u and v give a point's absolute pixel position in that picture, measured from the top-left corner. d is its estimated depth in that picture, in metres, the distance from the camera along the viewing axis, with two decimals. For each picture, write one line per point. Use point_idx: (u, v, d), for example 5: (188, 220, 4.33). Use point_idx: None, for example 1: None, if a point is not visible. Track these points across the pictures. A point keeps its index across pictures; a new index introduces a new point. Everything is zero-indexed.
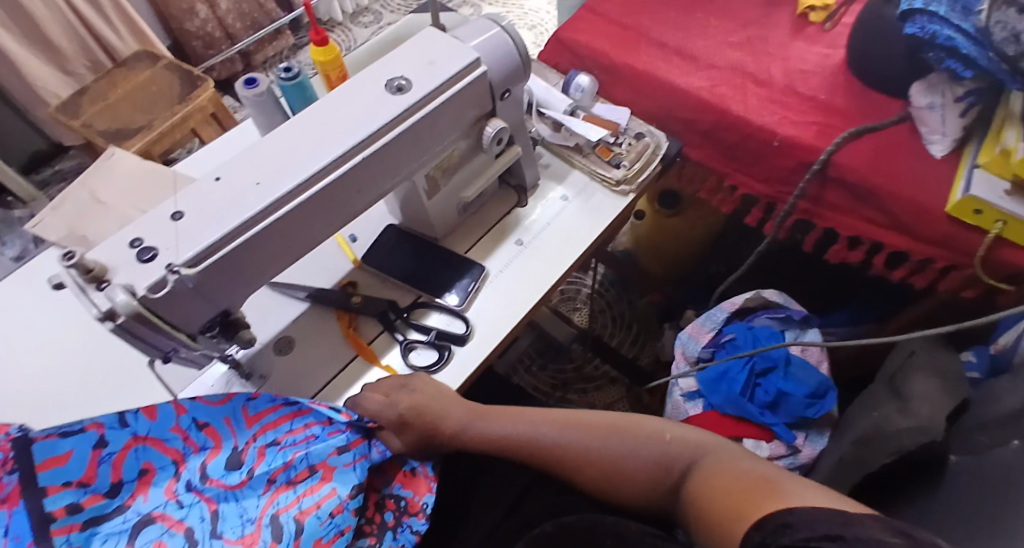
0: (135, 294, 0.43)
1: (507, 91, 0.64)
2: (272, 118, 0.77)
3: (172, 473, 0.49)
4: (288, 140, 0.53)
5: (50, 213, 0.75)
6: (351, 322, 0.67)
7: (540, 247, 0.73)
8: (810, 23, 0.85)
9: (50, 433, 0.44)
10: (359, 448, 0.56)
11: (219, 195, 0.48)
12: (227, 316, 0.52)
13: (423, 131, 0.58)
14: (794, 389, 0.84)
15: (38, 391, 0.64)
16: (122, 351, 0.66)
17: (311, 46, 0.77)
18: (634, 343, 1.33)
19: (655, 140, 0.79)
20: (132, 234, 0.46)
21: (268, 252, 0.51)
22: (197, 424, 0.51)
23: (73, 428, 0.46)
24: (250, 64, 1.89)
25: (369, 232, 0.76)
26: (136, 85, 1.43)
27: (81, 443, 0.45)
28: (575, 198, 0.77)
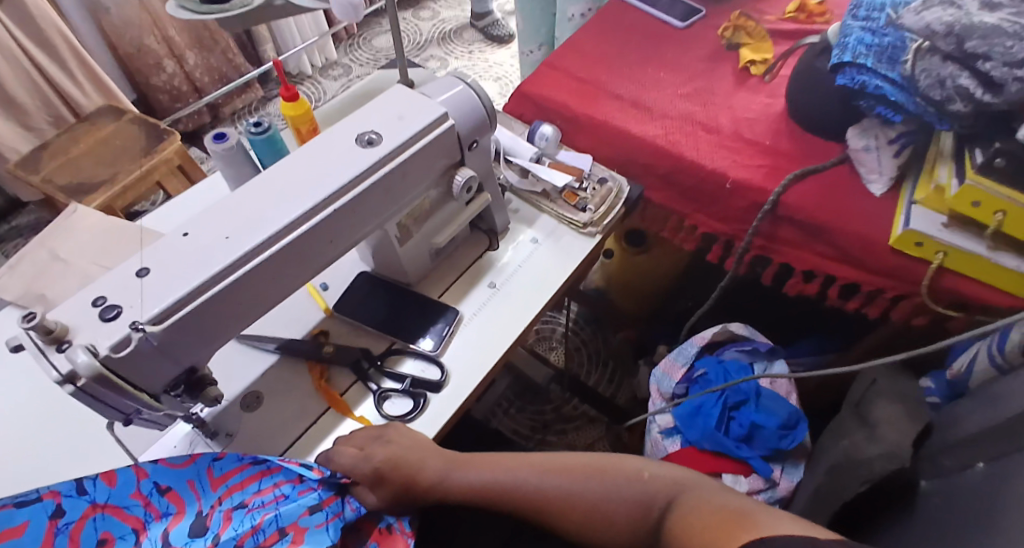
0: (97, 353, 0.42)
1: (475, 141, 0.67)
2: (243, 171, 0.77)
3: (133, 542, 0.48)
4: (258, 194, 0.53)
5: (7, 274, 0.73)
6: (323, 373, 0.66)
7: (512, 290, 0.74)
8: (752, 75, 0.91)
9: (4, 504, 0.44)
10: (331, 507, 0.54)
11: (188, 250, 0.48)
12: (193, 373, 0.50)
13: (394, 181, 0.59)
14: (766, 421, 0.85)
15: None
16: (78, 413, 0.63)
17: (282, 102, 0.79)
18: (611, 382, 1.34)
19: (618, 185, 0.83)
20: (96, 293, 0.45)
21: (238, 306, 0.51)
22: (159, 488, 0.49)
23: (29, 498, 0.45)
24: (218, 116, 1.91)
25: (341, 280, 0.76)
26: (99, 139, 1.40)
27: (37, 514, 0.45)
28: (544, 240, 0.79)
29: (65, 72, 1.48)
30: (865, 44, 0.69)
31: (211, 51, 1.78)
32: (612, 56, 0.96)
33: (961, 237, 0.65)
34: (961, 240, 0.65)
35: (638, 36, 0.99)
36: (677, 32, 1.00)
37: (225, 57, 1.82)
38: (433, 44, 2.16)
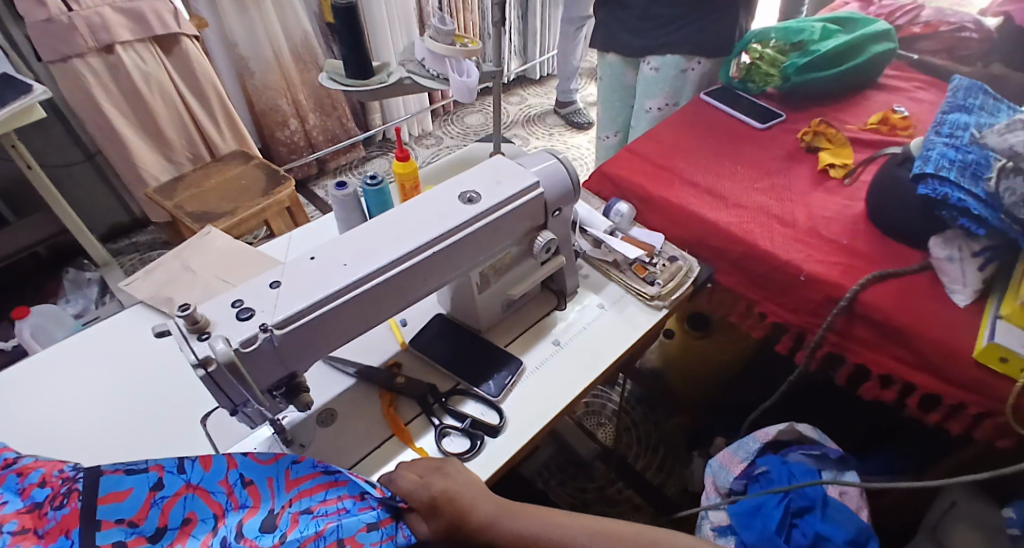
0: (231, 345, 0.51)
1: (559, 209, 0.74)
2: (352, 216, 0.89)
3: (211, 527, 0.50)
4: (372, 232, 0.62)
5: (143, 277, 0.86)
6: (392, 402, 0.71)
7: (575, 350, 0.77)
8: (830, 177, 0.94)
9: (116, 468, 0.49)
10: (387, 528, 0.57)
11: (311, 271, 0.57)
12: (293, 378, 0.58)
13: (485, 235, 0.66)
14: (831, 533, 0.80)
15: (94, 434, 0.68)
16: (178, 405, 0.72)
17: (394, 161, 0.90)
18: (660, 469, 1.27)
19: (687, 265, 0.86)
20: (235, 296, 0.55)
21: (342, 324, 0.58)
22: (242, 480, 0.55)
23: (138, 468, 0.50)
24: (323, 169, 2.14)
25: (419, 319, 0.82)
26: (227, 178, 1.62)
27: (141, 483, 0.49)
28: (610, 307, 0.83)
29: (210, 118, 1.75)
30: (947, 158, 0.72)
31: (329, 114, 2.05)
32: (691, 148, 1.03)
33: None
34: None
35: (717, 132, 1.06)
36: (757, 132, 1.06)
37: (339, 121, 2.09)
38: (518, 125, 2.35)
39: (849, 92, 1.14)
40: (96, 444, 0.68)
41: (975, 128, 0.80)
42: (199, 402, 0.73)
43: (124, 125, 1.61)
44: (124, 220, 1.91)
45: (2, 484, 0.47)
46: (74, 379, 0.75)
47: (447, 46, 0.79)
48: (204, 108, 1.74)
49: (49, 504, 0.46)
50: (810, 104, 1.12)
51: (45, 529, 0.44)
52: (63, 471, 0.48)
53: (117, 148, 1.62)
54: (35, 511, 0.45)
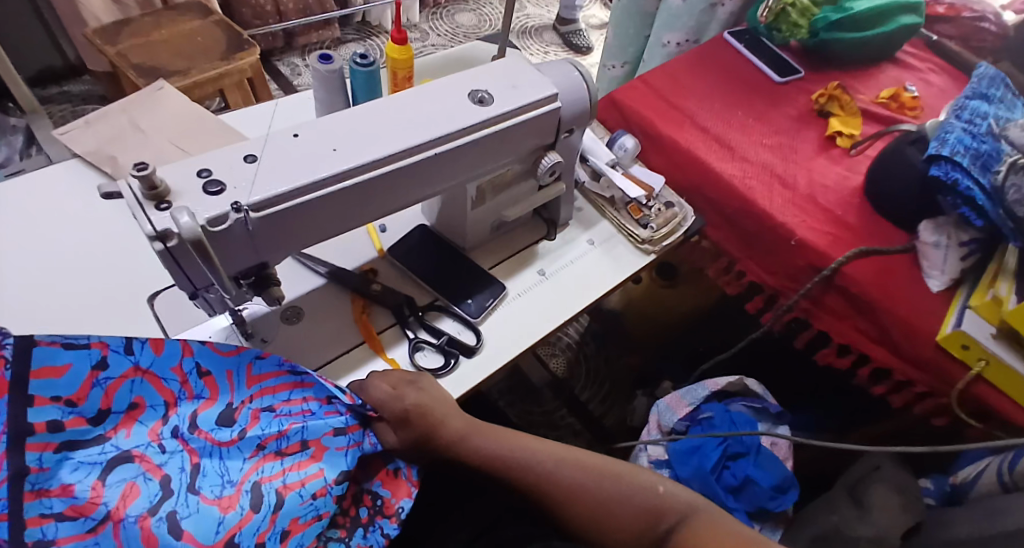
0: (197, 220, 0.44)
1: (570, 131, 0.68)
2: (334, 97, 0.79)
3: (162, 415, 0.46)
4: (366, 118, 0.55)
5: (83, 127, 0.75)
6: (364, 308, 0.67)
7: (560, 283, 0.75)
8: (836, 145, 0.92)
9: (53, 341, 0.41)
10: (353, 434, 0.54)
11: (296, 151, 0.50)
12: (263, 268, 0.53)
13: (492, 145, 0.60)
14: (760, 478, 0.86)
15: (23, 301, 0.61)
16: (121, 281, 0.64)
17: (390, 43, 0.80)
18: (604, 402, 1.31)
19: (683, 213, 0.84)
20: (201, 165, 0.48)
21: (323, 217, 0.52)
22: (198, 370, 0.49)
23: (78, 342, 0.43)
24: (290, 44, 1.92)
25: (400, 228, 0.77)
26: (180, 32, 1.41)
27: (81, 360, 0.42)
28: (599, 245, 0.80)
29: None
30: (963, 144, 0.71)
31: None
32: (705, 90, 0.98)
33: (1007, 352, 0.65)
34: (1006, 355, 0.65)
35: (734, 78, 1.01)
36: (773, 86, 1.01)
37: None
38: (513, 35, 2.17)
39: (869, 60, 1.10)
40: (26, 311, 0.60)
41: (994, 119, 0.79)
42: (144, 280, 0.65)
43: None
44: (56, 64, 1.66)
45: None
46: (2, 233, 0.66)
47: None
48: None
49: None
50: (830, 67, 1.08)
51: None
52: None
53: None
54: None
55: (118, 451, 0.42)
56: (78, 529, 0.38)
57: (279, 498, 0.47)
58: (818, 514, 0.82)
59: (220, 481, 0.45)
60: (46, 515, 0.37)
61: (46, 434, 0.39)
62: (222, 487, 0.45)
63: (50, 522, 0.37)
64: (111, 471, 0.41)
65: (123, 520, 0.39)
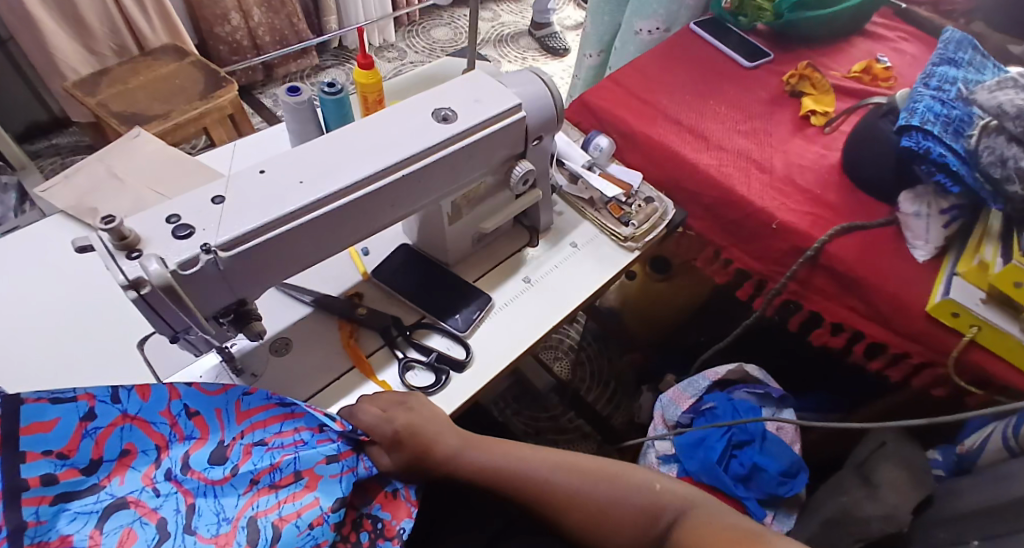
0: (167, 266, 0.44)
1: (539, 138, 0.69)
2: (306, 127, 0.80)
3: (154, 458, 0.46)
4: (331, 147, 0.55)
5: (63, 181, 0.76)
6: (352, 333, 0.67)
7: (546, 289, 0.75)
8: (811, 125, 0.92)
9: (40, 397, 0.41)
10: (347, 460, 0.54)
11: (263, 186, 0.51)
12: (242, 305, 0.53)
13: (461, 160, 0.60)
14: (767, 464, 0.85)
15: (16, 359, 0.62)
16: (109, 329, 0.65)
17: (356, 68, 0.81)
18: (610, 401, 1.32)
19: (663, 206, 0.84)
20: (170, 210, 0.48)
21: (296, 249, 0.53)
22: (187, 411, 0.49)
23: (65, 396, 0.42)
24: (270, 76, 1.95)
25: (383, 249, 0.77)
26: (159, 75, 1.44)
27: (69, 413, 0.42)
28: (582, 247, 0.80)
29: None
30: (933, 112, 0.71)
31: (278, 12, 1.81)
32: (675, 82, 0.98)
33: (998, 316, 0.65)
34: (999, 319, 0.65)
35: (703, 68, 1.01)
36: (743, 72, 1.01)
37: (289, 21, 1.85)
38: (489, 44, 2.19)
39: (838, 36, 1.10)
40: (18, 367, 0.61)
41: (962, 83, 0.79)
42: (133, 326, 0.66)
43: (39, 8, 1.35)
44: (42, 118, 1.68)
45: None
46: None
47: None
48: None
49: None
50: (799, 47, 1.08)
51: None
52: None
53: (29, 32, 1.38)
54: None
55: (113, 498, 0.43)
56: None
57: (276, 531, 0.47)
58: (829, 496, 0.81)
59: (216, 519, 0.46)
60: None
61: (41, 488, 0.40)
62: (218, 525, 0.45)
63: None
64: (107, 519, 0.42)
65: None
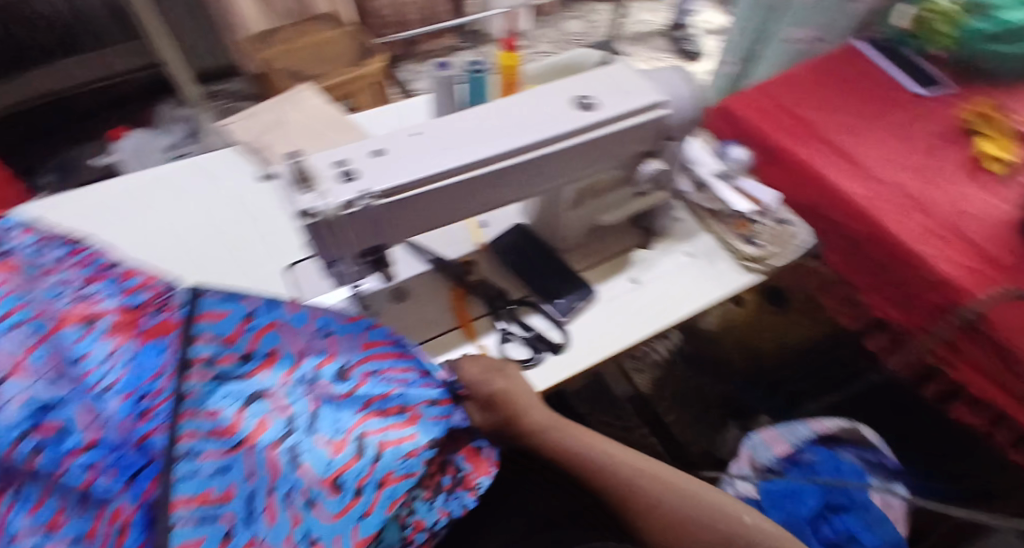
0: (335, 203, 0.48)
1: (671, 138, 0.66)
2: (446, 101, 0.83)
3: (292, 364, 0.52)
4: (483, 115, 0.57)
5: (244, 120, 0.87)
6: (461, 297, 0.70)
7: (653, 292, 0.73)
8: (990, 170, 0.81)
9: (219, 295, 0.55)
10: (444, 407, 0.57)
11: (422, 145, 0.53)
12: (381, 250, 0.57)
13: (601, 147, 0.60)
14: (867, 539, 0.77)
15: (191, 263, 0.72)
16: (265, 251, 0.73)
17: (502, 51, 0.83)
18: (691, 428, 1.23)
19: (797, 231, 0.76)
20: (338, 155, 0.52)
21: (437, 207, 0.55)
22: (324, 332, 0.57)
23: (233, 299, 0.55)
24: (411, 51, 2.06)
25: (500, 224, 0.79)
26: (320, 40, 1.57)
27: (236, 311, 0.54)
28: (699, 258, 0.76)
29: None
30: None
31: None
32: (832, 102, 0.91)
33: None
34: None
35: (868, 91, 0.92)
36: (914, 100, 0.91)
37: (437, 1, 1.93)
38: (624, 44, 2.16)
39: None
40: (195, 269, 0.71)
41: None
42: (286, 252, 0.74)
43: None
44: (217, 65, 1.90)
45: (105, 282, 0.56)
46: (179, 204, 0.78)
47: None
48: None
49: (148, 309, 0.55)
50: (988, 81, 0.95)
51: (164, 328, 0.53)
52: (169, 298, 0.57)
53: None
54: (137, 311, 0.54)
55: (257, 388, 0.49)
56: (221, 444, 0.44)
57: (378, 451, 0.50)
58: None
59: (333, 427, 0.50)
60: (197, 431, 0.44)
61: (204, 365, 0.49)
62: (334, 432, 0.50)
63: (199, 438, 0.44)
64: (250, 405, 0.48)
65: (257, 445, 0.46)
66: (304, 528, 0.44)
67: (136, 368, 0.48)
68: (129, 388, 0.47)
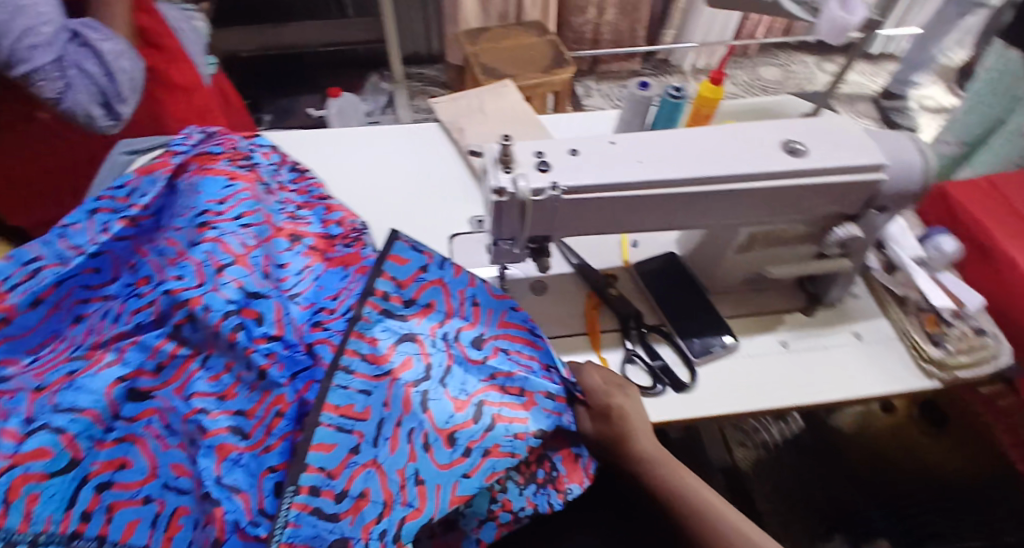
0: (527, 187, 0.53)
1: (884, 208, 0.61)
2: (635, 120, 0.86)
3: (440, 319, 0.57)
4: (681, 140, 0.58)
5: (449, 102, 0.95)
6: (595, 306, 0.71)
7: (802, 362, 0.68)
8: None
9: (407, 242, 0.60)
10: (559, 404, 0.58)
11: (615, 154, 0.56)
12: (546, 240, 0.60)
13: (792, 197, 0.57)
14: None
15: (375, 212, 0.81)
16: (436, 219, 0.81)
17: (706, 81, 0.83)
18: (782, 525, 1.09)
19: (996, 347, 0.66)
20: (538, 147, 0.56)
21: (611, 215, 0.57)
22: (473, 300, 0.60)
23: (418, 249, 0.60)
24: (594, 68, 2.13)
25: (651, 247, 0.79)
26: (520, 44, 1.69)
27: (415, 261, 0.59)
28: (866, 342, 0.70)
29: None
30: None
31: (628, 16, 1.94)
32: None
33: None
34: None
35: None
36: None
37: (633, 26, 1.97)
38: None
39: None
40: (375, 218, 0.80)
41: None
42: (452, 224, 0.80)
43: None
44: (423, 50, 2.14)
45: (317, 212, 0.71)
46: (378, 160, 0.88)
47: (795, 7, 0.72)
48: None
49: (341, 241, 0.68)
50: None
51: (352, 262, 0.65)
52: (361, 242, 0.68)
53: None
54: (333, 241, 0.68)
55: (410, 331, 0.54)
56: (372, 369, 0.50)
57: (491, 423, 0.52)
58: None
59: (460, 386, 0.54)
60: (358, 351, 0.50)
61: (380, 299, 0.55)
62: (460, 391, 0.53)
63: (358, 357, 0.50)
64: (401, 342, 0.53)
65: (397, 380, 0.51)
66: (415, 465, 0.49)
67: (320, 285, 0.61)
68: (311, 300, 0.60)
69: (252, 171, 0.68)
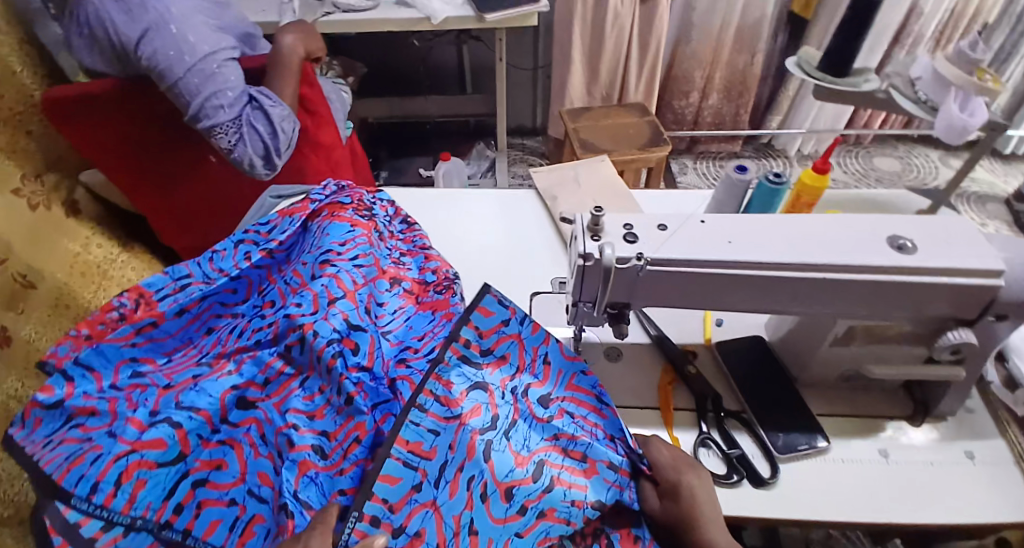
0: (613, 255, 0.55)
1: (1006, 315, 0.56)
2: (730, 202, 0.86)
3: (512, 373, 0.60)
4: (772, 225, 0.58)
5: (546, 171, 1.02)
6: (671, 382, 0.70)
7: (904, 476, 0.61)
8: None
9: (496, 295, 0.62)
10: (623, 477, 0.56)
11: (702, 232, 0.57)
12: (625, 308, 0.61)
13: (895, 293, 0.55)
14: None
15: (466, 266, 0.87)
16: (520, 278, 0.85)
17: (808, 169, 0.82)
18: None
19: None
20: (627, 220, 0.60)
21: (694, 291, 0.57)
22: (546, 359, 0.63)
23: (505, 303, 0.63)
24: (691, 148, 2.16)
25: (737, 328, 0.77)
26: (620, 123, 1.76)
27: (500, 314, 0.62)
28: (983, 464, 0.61)
29: (636, 67, 1.86)
30: None
31: (731, 101, 1.96)
32: None
33: None
34: None
35: None
36: None
37: (737, 110, 1.99)
38: None
39: None
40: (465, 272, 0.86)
41: None
42: (535, 285, 0.84)
43: (577, 51, 1.81)
44: (528, 123, 2.30)
45: (416, 259, 0.77)
46: (475, 220, 0.96)
47: (913, 105, 0.72)
48: (638, 61, 1.85)
49: (434, 286, 0.72)
50: None
51: (442, 308, 0.69)
52: (453, 289, 0.73)
53: (562, 69, 1.88)
54: (427, 286, 0.73)
55: (483, 380, 0.57)
56: (443, 411, 0.52)
57: (550, 485, 0.53)
58: None
59: (523, 442, 0.55)
60: (434, 392, 0.53)
61: (461, 347, 0.58)
62: (523, 447, 0.54)
63: (433, 397, 0.53)
64: (472, 390, 0.56)
65: (464, 425, 0.53)
66: (471, 514, 0.50)
67: (409, 326, 0.66)
68: (400, 338, 0.64)
69: (370, 220, 0.76)
